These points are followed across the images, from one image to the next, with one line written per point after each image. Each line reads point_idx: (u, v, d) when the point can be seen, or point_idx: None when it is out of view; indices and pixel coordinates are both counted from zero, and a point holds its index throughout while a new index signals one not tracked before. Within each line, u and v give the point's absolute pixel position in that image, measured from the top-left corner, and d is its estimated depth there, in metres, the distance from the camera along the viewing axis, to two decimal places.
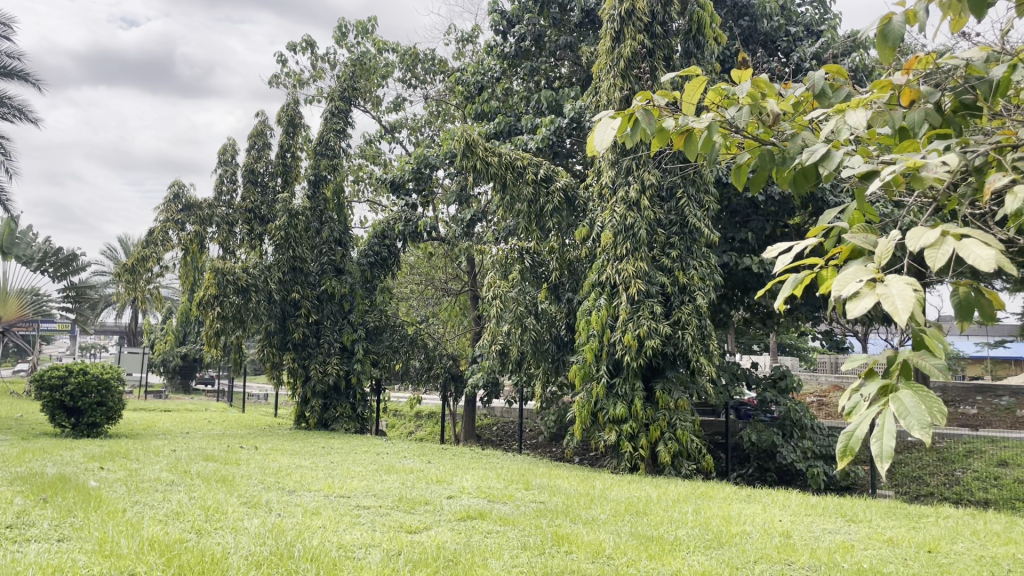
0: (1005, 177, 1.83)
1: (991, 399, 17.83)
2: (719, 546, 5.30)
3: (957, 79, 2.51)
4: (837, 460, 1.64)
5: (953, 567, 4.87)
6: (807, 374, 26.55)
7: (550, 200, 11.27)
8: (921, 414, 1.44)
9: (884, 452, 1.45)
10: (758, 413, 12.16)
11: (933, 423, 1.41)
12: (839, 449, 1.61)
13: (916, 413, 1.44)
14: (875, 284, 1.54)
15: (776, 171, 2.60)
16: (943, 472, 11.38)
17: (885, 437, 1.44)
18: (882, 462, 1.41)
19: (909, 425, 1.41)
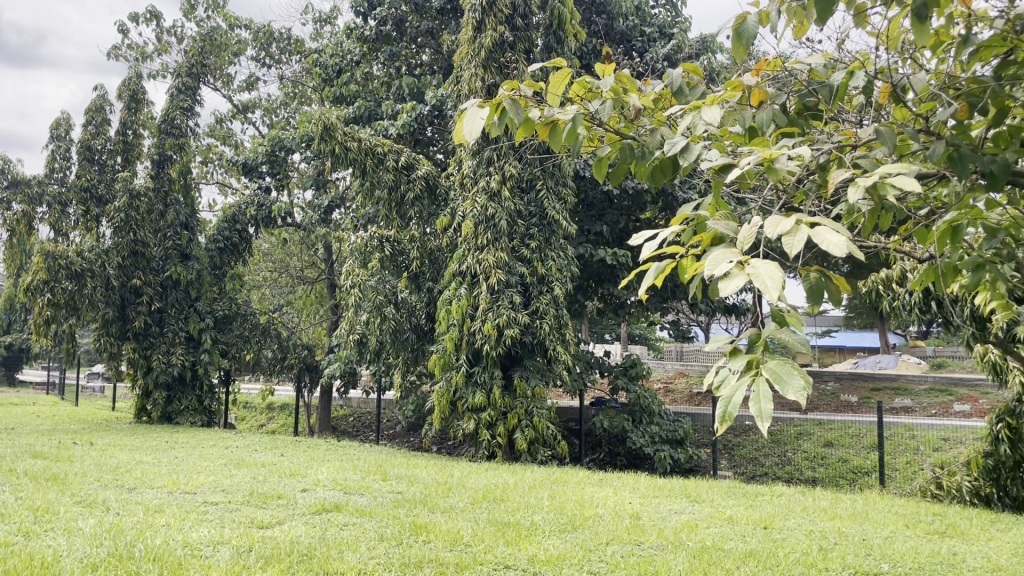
0: (847, 172, 1.93)
1: (820, 385, 19.26)
2: (573, 529, 5.44)
3: (801, 82, 2.66)
4: (712, 432, 1.68)
5: (786, 542, 5.20)
6: (656, 363, 27.73)
7: (411, 188, 11.11)
8: (793, 380, 1.51)
9: (762, 416, 1.50)
10: (610, 399, 12.54)
11: (804, 388, 1.49)
12: (714, 421, 1.66)
13: (791, 381, 1.52)
14: (743, 264, 1.60)
15: (636, 164, 2.67)
16: (777, 453, 12.19)
17: (761, 402, 1.50)
18: (762, 424, 1.45)
19: (786, 390, 1.48)
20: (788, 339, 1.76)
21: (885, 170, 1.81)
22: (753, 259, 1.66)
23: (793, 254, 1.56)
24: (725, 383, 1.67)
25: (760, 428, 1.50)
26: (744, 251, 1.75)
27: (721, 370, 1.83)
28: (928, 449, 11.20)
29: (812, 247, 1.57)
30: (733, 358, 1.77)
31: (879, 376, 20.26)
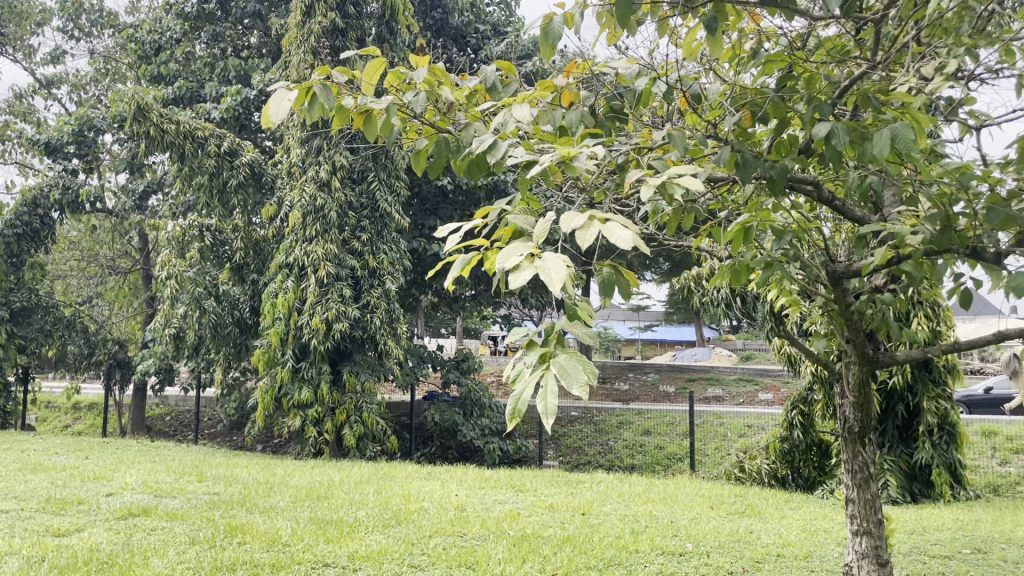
0: (640, 172, 2.03)
1: (641, 376, 20.25)
2: (397, 524, 5.41)
3: (609, 85, 2.77)
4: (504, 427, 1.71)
5: (601, 527, 5.43)
6: (488, 357, 28.12)
7: (235, 174, 10.59)
8: (578, 373, 1.57)
9: (547, 411, 1.54)
10: (441, 393, 12.59)
11: (587, 381, 1.55)
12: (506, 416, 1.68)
13: (576, 375, 1.58)
14: (535, 258, 1.64)
15: (451, 158, 2.69)
16: (599, 442, 12.71)
17: (549, 396, 1.53)
18: (546, 419, 1.49)
19: (570, 384, 1.53)
20: (578, 333, 1.83)
21: (673, 171, 1.91)
22: (544, 253, 1.70)
23: (582, 250, 1.61)
24: (519, 375, 1.71)
25: (545, 423, 1.53)
26: (540, 245, 1.80)
27: (518, 363, 1.88)
28: (734, 435, 12.05)
29: (601, 242, 1.62)
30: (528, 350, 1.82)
31: (694, 367, 21.55)
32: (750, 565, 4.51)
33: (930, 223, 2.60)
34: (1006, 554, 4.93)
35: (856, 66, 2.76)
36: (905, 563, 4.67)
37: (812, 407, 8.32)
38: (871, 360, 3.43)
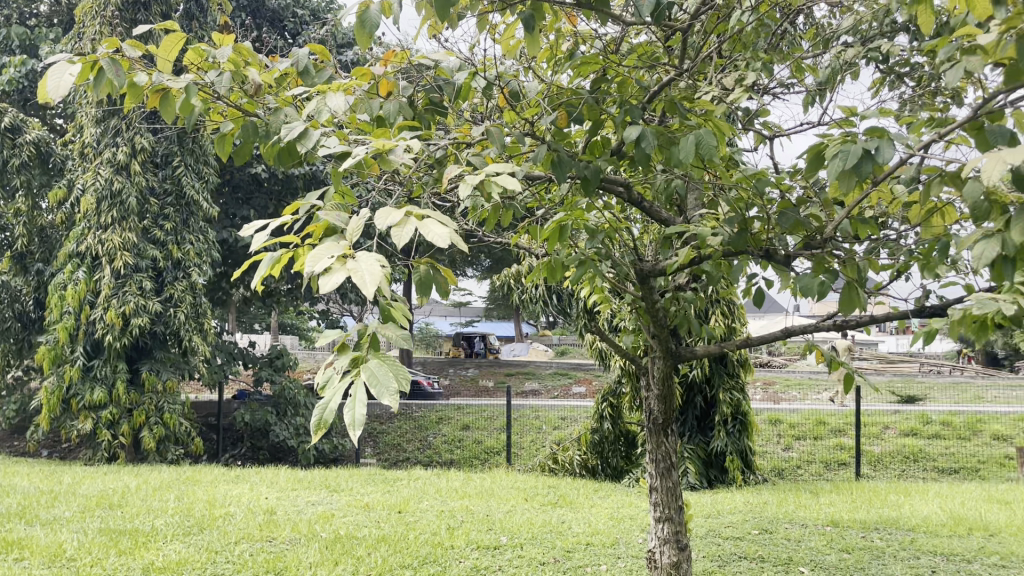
0: (459, 168, 1.97)
1: (461, 372, 20.39)
2: (199, 531, 5.10)
3: (429, 76, 2.70)
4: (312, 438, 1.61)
5: (417, 524, 5.38)
6: (306, 353, 27.30)
7: (18, 152, 9.46)
8: (389, 382, 1.51)
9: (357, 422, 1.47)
10: (253, 392, 12.03)
11: (399, 390, 1.49)
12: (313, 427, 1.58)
13: (387, 383, 1.51)
14: (347, 260, 1.55)
15: (260, 143, 2.54)
16: (418, 438, 12.64)
17: (358, 405, 1.46)
18: (355, 429, 1.41)
19: (381, 393, 1.46)
20: (392, 337, 1.76)
21: (491, 169, 1.87)
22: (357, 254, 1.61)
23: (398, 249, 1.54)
24: (328, 383, 1.62)
25: (354, 434, 1.45)
26: (354, 244, 1.70)
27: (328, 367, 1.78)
28: (549, 428, 12.38)
29: (418, 241, 1.55)
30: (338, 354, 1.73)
31: (513, 362, 22.00)
32: (560, 554, 4.64)
33: (728, 225, 2.74)
34: (788, 532, 5.38)
35: (666, 73, 2.86)
36: (702, 545, 4.97)
37: (620, 399, 8.74)
38: (674, 354, 3.66)
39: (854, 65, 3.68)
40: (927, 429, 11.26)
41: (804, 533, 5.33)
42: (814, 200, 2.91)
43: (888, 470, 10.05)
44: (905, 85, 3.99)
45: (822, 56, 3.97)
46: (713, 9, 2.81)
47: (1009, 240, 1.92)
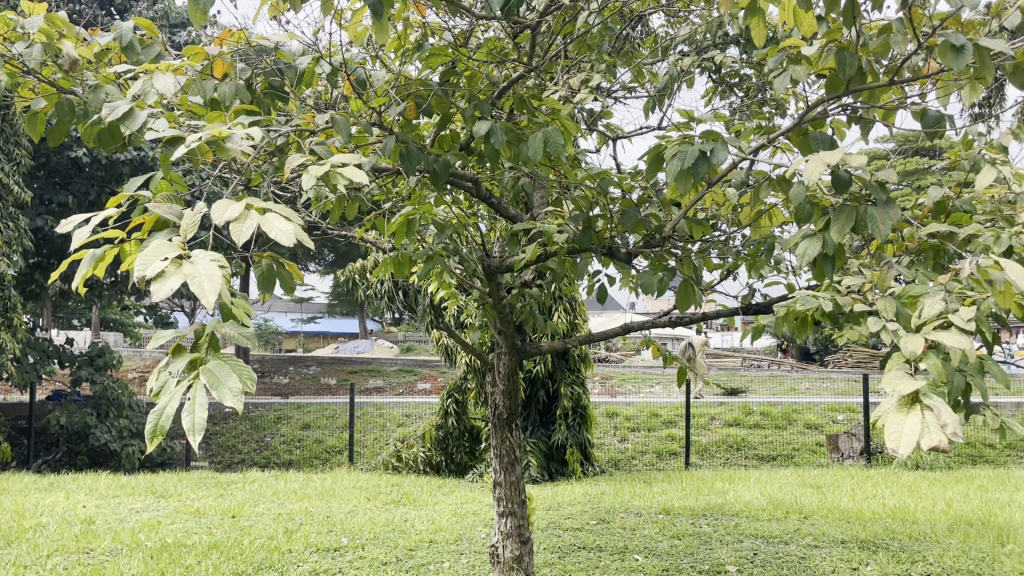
0: (302, 156, 1.86)
1: (301, 369, 19.76)
2: (5, 545, 4.65)
3: (268, 59, 2.56)
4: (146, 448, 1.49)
5: (252, 528, 5.16)
6: (130, 351, 25.56)
7: None
8: (232, 385, 1.42)
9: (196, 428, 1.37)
10: (70, 393, 11.12)
11: (243, 393, 1.41)
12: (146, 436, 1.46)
13: (229, 385, 1.42)
14: (181, 262, 1.43)
15: (79, 125, 2.33)
16: (255, 439, 12.12)
17: (197, 410, 1.36)
18: (196, 435, 1.31)
19: (223, 396, 1.37)
20: (232, 336, 1.65)
21: (337, 160, 1.79)
22: (192, 254, 1.49)
23: (239, 247, 1.44)
24: (164, 387, 1.49)
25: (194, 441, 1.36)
26: (187, 240, 1.57)
27: (161, 371, 1.64)
28: (393, 425, 12.24)
29: (259, 237, 1.45)
30: (174, 356, 1.60)
31: (356, 359, 21.55)
32: (403, 553, 4.58)
33: (572, 222, 2.80)
34: (624, 521, 5.58)
35: (511, 70, 2.87)
36: (543, 537, 5.05)
37: (465, 395, 8.78)
38: (520, 350, 3.72)
39: (690, 73, 3.87)
40: (748, 419, 12.05)
41: (639, 522, 5.54)
42: (652, 201, 3.01)
43: (714, 458, 10.67)
44: (734, 95, 4.23)
45: (661, 63, 4.15)
46: (559, 9, 2.86)
47: (828, 241, 2.06)
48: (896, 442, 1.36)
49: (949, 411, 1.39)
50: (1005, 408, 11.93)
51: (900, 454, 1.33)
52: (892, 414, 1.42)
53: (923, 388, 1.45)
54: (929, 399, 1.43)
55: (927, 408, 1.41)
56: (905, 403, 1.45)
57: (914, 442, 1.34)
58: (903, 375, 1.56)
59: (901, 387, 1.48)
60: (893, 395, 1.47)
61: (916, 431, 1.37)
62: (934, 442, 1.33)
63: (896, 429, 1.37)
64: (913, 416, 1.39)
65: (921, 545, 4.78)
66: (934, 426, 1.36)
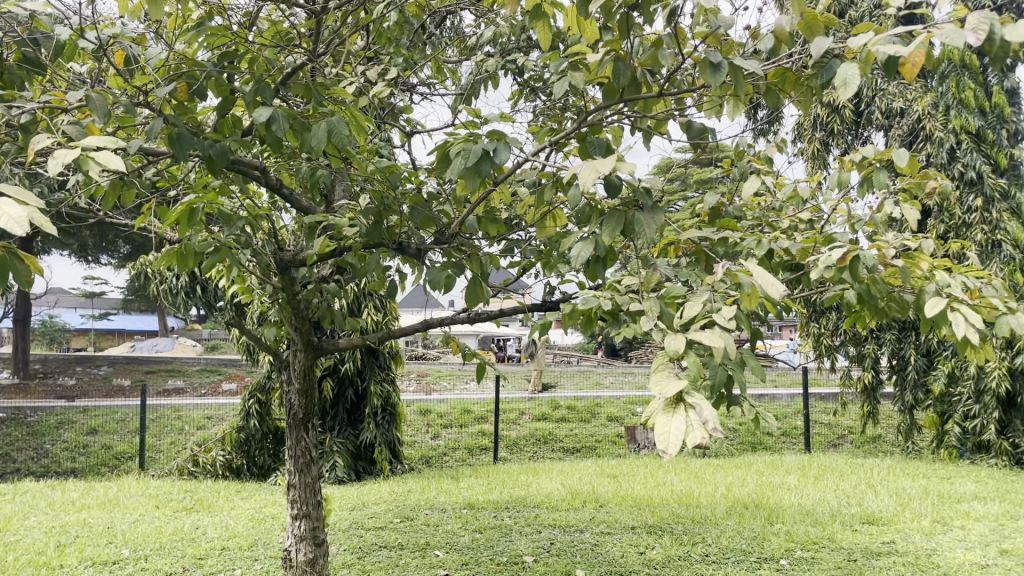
0: (46, 135, 1.67)
1: (90, 370, 18.24)
2: None
3: (22, 27, 2.31)
4: None
5: (16, 544, 4.69)
6: None
7: None
8: None
9: None
10: None
11: None
12: None
13: None
14: None
15: None
16: (32, 446, 11.05)
17: None
18: None
19: None
20: None
21: (88, 143, 1.64)
22: None
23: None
24: None
25: None
26: None
27: None
28: (192, 428, 11.58)
29: None
30: None
31: (153, 359, 20.17)
32: (191, 563, 4.33)
33: (363, 216, 2.77)
34: (427, 518, 5.58)
35: (298, 55, 2.78)
36: (343, 539, 4.95)
37: (268, 395, 8.46)
38: (316, 348, 3.64)
39: (493, 75, 3.94)
40: (555, 413, 12.48)
41: (442, 518, 5.57)
42: (445, 197, 3.02)
43: (522, 452, 10.96)
44: (535, 97, 4.36)
45: (466, 63, 4.19)
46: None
47: (600, 243, 2.17)
48: (666, 441, 1.42)
49: (710, 408, 1.48)
50: (779, 399, 13.12)
51: (669, 453, 1.40)
52: (660, 414, 1.49)
53: (687, 388, 1.54)
54: (691, 397, 1.52)
55: (690, 406, 1.50)
56: (672, 403, 1.53)
57: (681, 440, 1.41)
58: (668, 376, 1.64)
59: (666, 388, 1.56)
60: (660, 396, 1.54)
61: (681, 429, 1.44)
62: (696, 439, 1.41)
63: (663, 429, 1.44)
64: (678, 415, 1.47)
65: (702, 528, 5.13)
66: (697, 424, 1.45)
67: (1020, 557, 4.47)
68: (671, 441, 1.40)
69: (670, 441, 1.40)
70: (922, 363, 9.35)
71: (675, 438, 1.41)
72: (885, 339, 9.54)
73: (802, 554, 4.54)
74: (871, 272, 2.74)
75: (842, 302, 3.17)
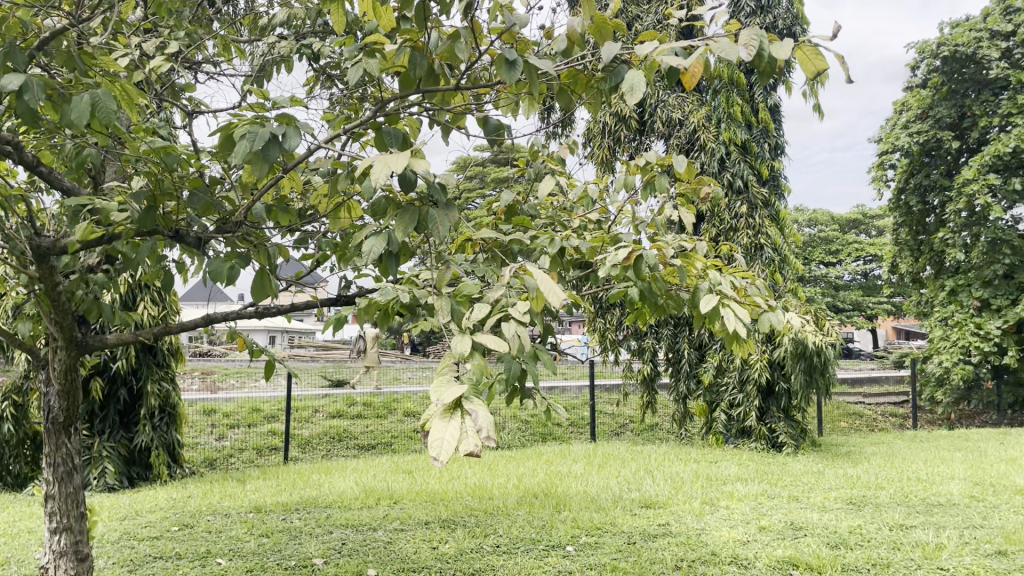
0: None
1: None
2: None
3: None
4: None
5: None
6: None
7: None
8: None
9: None
10: None
11: None
12: None
13: None
14: None
15: None
16: None
17: None
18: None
19: None
20: None
21: None
22: None
23: None
24: None
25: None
26: None
27: None
28: None
29: None
30: None
31: None
32: None
33: (135, 200, 2.55)
34: (210, 524, 5.26)
35: (60, 19, 2.51)
36: (111, 552, 4.55)
37: (26, 397, 7.64)
38: (79, 344, 3.30)
39: (286, 59, 3.77)
40: (350, 410, 12.25)
41: (226, 524, 5.27)
42: (228, 184, 2.85)
43: (315, 451, 10.65)
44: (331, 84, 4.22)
45: (257, 44, 3.98)
46: None
47: (393, 239, 2.12)
48: (438, 449, 1.40)
49: (485, 415, 1.48)
50: (569, 391, 13.69)
51: (442, 460, 1.38)
52: (435, 421, 1.47)
53: (464, 394, 1.52)
54: (468, 403, 1.51)
55: (467, 412, 1.49)
56: (449, 409, 1.52)
57: (455, 447, 1.40)
58: (449, 381, 1.63)
59: (444, 393, 1.54)
60: (437, 402, 1.52)
61: (457, 436, 1.43)
62: (469, 446, 1.40)
63: (437, 436, 1.42)
64: (454, 422, 1.46)
65: (494, 519, 5.23)
66: (471, 430, 1.44)
67: (776, 532, 4.94)
68: (445, 449, 1.38)
69: (444, 449, 1.38)
70: (694, 356, 10.13)
71: (448, 446, 1.39)
72: (663, 334, 10.29)
73: (587, 540, 4.75)
74: (652, 271, 2.90)
75: (625, 299, 3.33)
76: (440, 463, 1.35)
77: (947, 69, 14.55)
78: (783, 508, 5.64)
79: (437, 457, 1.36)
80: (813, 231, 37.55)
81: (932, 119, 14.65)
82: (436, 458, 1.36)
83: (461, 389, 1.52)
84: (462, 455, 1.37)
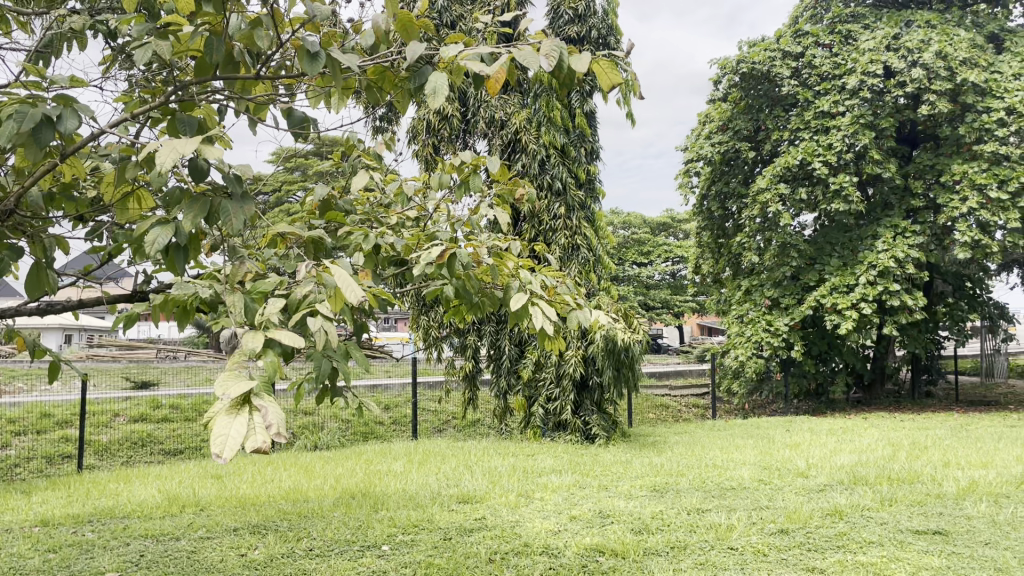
0: None
1: None
2: None
3: None
4: None
5: None
6: None
7: None
8: None
9: None
10: None
11: None
12: None
13: None
14: None
15: None
16: None
17: None
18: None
19: None
20: None
21: None
22: None
23: None
24: None
25: None
26: None
27: None
28: None
29: None
30: None
31: None
32: None
33: None
34: None
35: None
36: None
37: None
38: None
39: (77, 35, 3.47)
40: (155, 414, 11.50)
41: (7, 540, 4.80)
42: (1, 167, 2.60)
43: (115, 458, 9.91)
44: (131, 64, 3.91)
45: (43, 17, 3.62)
46: None
47: (181, 230, 2.01)
48: (221, 444, 1.34)
49: (275, 412, 1.45)
50: (390, 389, 13.58)
51: (225, 456, 1.32)
52: (219, 416, 1.41)
53: (252, 389, 1.48)
54: (257, 399, 1.47)
55: (255, 408, 1.45)
56: (234, 403, 1.46)
57: (240, 443, 1.36)
58: (238, 374, 1.57)
59: (231, 387, 1.48)
60: (223, 396, 1.46)
61: (242, 432, 1.38)
62: (256, 443, 1.36)
63: (221, 432, 1.37)
64: (240, 418, 1.41)
65: (307, 522, 5.08)
66: (260, 427, 1.41)
67: (585, 520, 5.14)
68: (229, 444, 1.33)
69: (228, 444, 1.33)
70: (514, 352, 10.34)
71: (233, 442, 1.34)
72: (485, 331, 10.43)
73: (403, 538, 4.73)
74: (463, 269, 2.92)
75: (439, 296, 3.34)
76: (223, 459, 1.29)
77: (745, 85, 15.63)
78: (592, 497, 5.88)
79: (220, 452, 1.31)
80: (626, 232, 39.35)
81: (731, 130, 15.75)
82: (220, 455, 1.31)
83: (248, 384, 1.47)
84: (247, 451, 1.33)
